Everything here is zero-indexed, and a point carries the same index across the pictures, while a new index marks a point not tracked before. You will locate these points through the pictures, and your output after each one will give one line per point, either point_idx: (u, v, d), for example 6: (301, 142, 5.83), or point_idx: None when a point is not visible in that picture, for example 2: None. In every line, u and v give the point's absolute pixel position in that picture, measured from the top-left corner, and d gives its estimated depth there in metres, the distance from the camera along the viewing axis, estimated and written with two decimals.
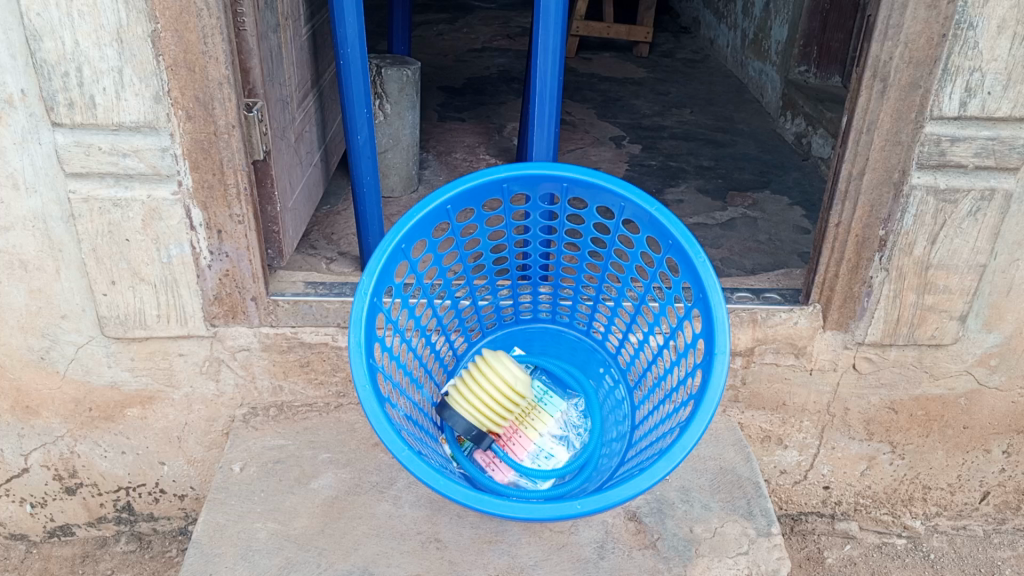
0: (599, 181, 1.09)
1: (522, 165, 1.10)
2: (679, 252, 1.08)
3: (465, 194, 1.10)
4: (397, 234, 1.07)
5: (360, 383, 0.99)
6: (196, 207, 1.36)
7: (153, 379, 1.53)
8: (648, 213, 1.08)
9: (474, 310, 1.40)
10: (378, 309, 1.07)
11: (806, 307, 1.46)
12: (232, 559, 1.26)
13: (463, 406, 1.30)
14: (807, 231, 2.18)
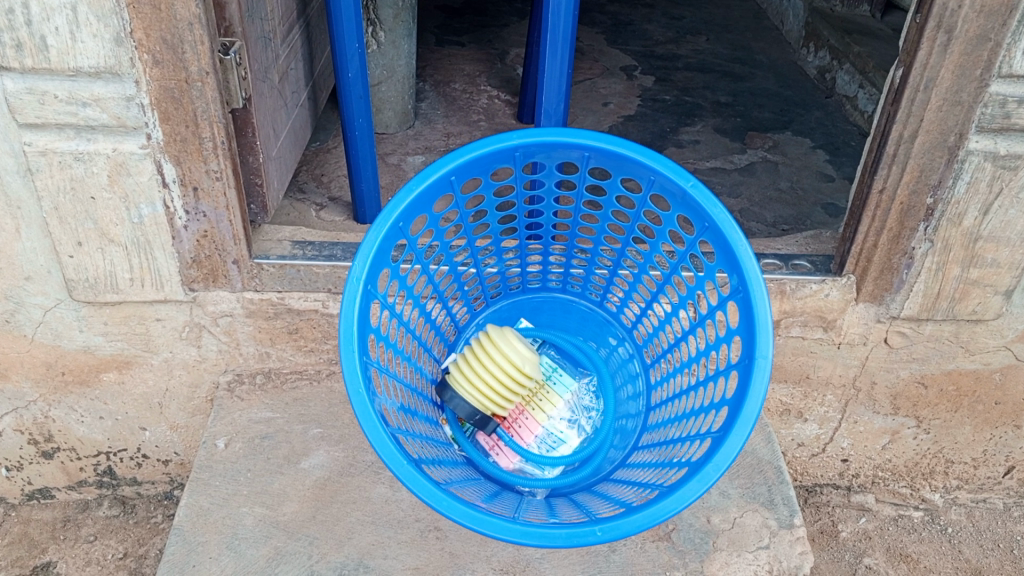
0: (626, 152, 0.96)
1: (537, 131, 0.96)
2: (716, 235, 0.96)
3: (471, 163, 0.97)
4: (393, 211, 0.94)
5: (353, 384, 0.88)
6: (168, 162, 1.21)
7: (129, 344, 1.41)
8: (681, 189, 0.96)
9: (478, 279, 1.29)
10: (371, 295, 0.95)
11: (839, 279, 1.35)
12: (217, 549, 1.17)
13: (464, 390, 1.20)
14: (832, 179, 2.04)
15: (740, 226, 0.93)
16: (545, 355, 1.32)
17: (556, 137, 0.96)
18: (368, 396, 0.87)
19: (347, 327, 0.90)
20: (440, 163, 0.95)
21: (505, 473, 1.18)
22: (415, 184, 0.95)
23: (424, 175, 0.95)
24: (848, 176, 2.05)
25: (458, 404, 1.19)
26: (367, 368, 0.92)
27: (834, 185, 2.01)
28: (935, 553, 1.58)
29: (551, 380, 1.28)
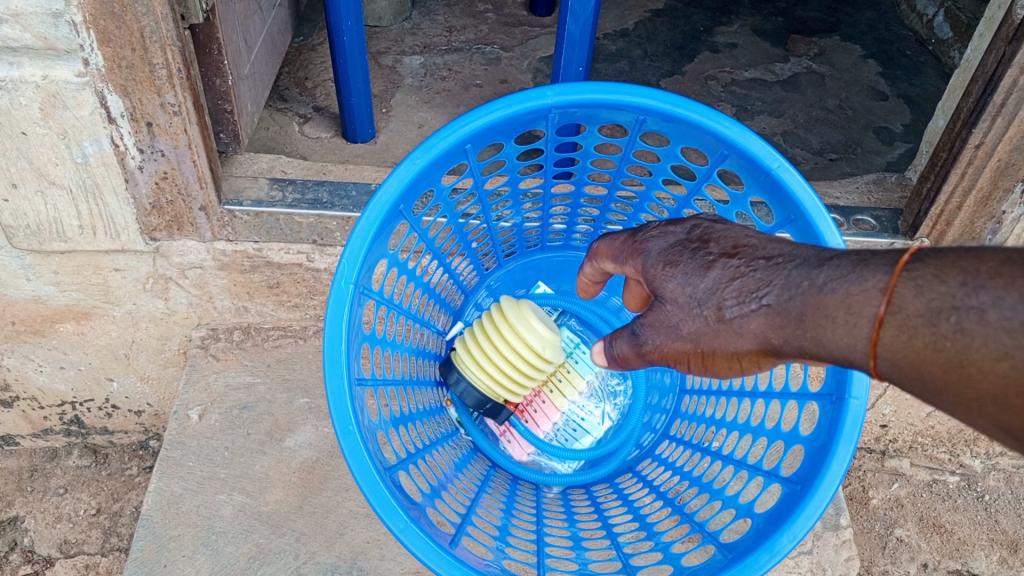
0: (696, 118, 0.75)
1: (579, 85, 0.75)
2: (804, 231, 0.77)
3: (493, 129, 0.76)
4: (393, 189, 0.75)
5: (344, 417, 0.70)
6: (113, 93, 0.99)
7: (86, 295, 1.23)
8: (763, 170, 0.77)
9: (489, 239, 1.10)
10: (365, 294, 0.76)
11: (909, 243, 1.16)
12: (191, 546, 1.03)
13: (471, 376, 1.02)
14: (884, 96, 1.80)
15: (836, 224, 0.75)
16: (565, 328, 1.15)
17: (604, 96, 0.75)
18: (362, 438, 0.69)
19: (335, 346, 0.71)
20: (451, 128, 0.75)
21: (516, 469, 1.04)
22: (419, 155, 0.75)
23: (431, 144, 0.75)
24: (902, 94, 1.81)
25: (464, 390, 1.03)
26: (360, 390, 0.75)
27: (887, 105, 1.77)
28: (970, 522, 1.47)
29: (572, 358, 1.12)
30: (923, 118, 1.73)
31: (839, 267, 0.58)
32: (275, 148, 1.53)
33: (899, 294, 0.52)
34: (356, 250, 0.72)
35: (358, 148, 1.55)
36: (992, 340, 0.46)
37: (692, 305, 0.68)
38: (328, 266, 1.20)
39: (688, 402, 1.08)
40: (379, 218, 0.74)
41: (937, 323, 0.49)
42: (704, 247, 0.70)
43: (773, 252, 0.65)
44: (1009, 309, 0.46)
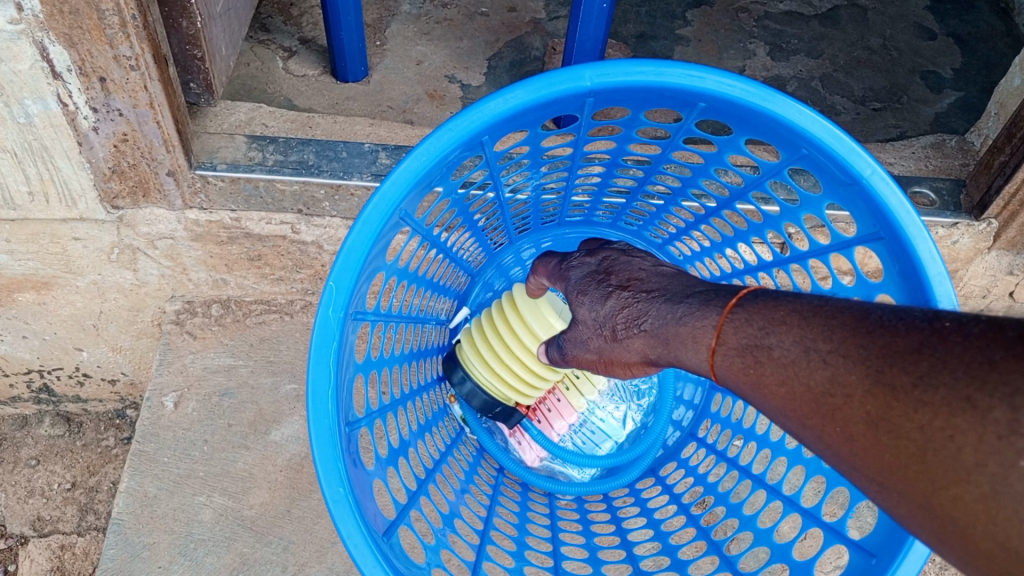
0: (771, 110, 0.68)
1: (630, 67, 0.66)
2: (895, 249, 0.71)
3: (521, 115, 0.66)
4: (400, 191, 0.64)
5: (332, 478, 0.59)
6: (56, 43, 0.82)
7: (44, 264, 1.09)
8: (851, 177, 0.70)
9: (500, 225, 0.99)
10: (358, 318, 0.66)
11: (975, 225, 1.03)
12: (168, 556, 0.95)
13: (475, 373, 0.92)
14: (932, 35, 1.63)
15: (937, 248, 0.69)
16: None
17: (655, 79, 0.66)
18: (357, 513, 0.59)
19: (320, 398, 0.60)
20: (470, 113, 0.64)
21: (526, 475, 0.94)
22: (431, 145, 0.64)
23: (447, 131, 0.65)
24: (952, 32, 1.64)
25: (467, 391, 0.92)
26: (353, 439, 0.64)
27: (935, 45, 1.60)
28: None
29: None
30: (975, 62, 1.57)
31: (693, 304, 0.65)
32: (256, 89, 1.36)
33: (725, 329, 0.61)
34: (347, 274, 0.61)
35: (350, 89, 1.37)
36: (778, 370, 0.56)
37: (595, 324, 0.76)
38: (315, 239, 1.07)
39: (719, 401, 0.98)
40: (374, 235, 0.63)
41: (747, 355, 0.58)
42: (607, 278, 0.78)
43: (654, 286, 0.72)
44: (790, 348, 0.55)
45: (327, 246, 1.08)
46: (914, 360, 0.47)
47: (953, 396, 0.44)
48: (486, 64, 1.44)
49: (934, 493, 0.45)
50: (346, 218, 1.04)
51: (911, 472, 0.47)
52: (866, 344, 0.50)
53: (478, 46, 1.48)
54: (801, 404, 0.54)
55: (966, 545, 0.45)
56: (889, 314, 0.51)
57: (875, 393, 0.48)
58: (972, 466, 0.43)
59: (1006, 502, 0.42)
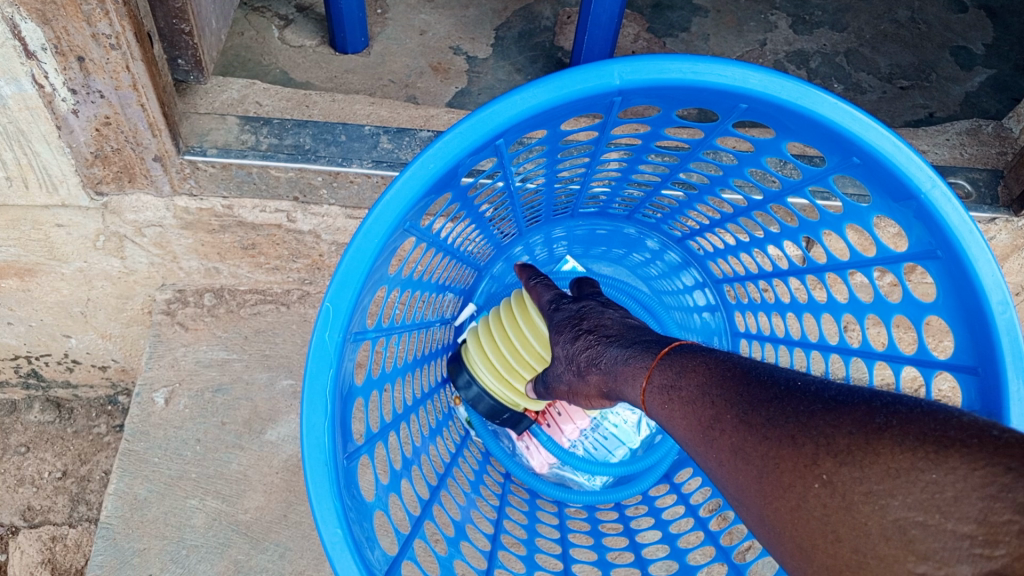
0: (820, 114, 0.64)
1: (667, 66, 0.62)
2: (952, 270, 0.68)
3: (542, 114, 0.64)
4: (404, 204, 0.64)
5: (326, 510, 0.61)
6: (28, 20, 0.75)
7: (27, 251, 1.02)
8: (907, 191, 0.66)
9: (511, 221, 0.95)
10: (356, 337, 0.67)
11: (1013, 220, 0.98)
12: (159, 563, 0.91)
13: (482, 379, 0.89)
14: (963, 7, 1.54)
15: (997, 269, 0.65)
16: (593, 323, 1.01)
17: (691, 77, 0.63)
18: (358, 555, 0.61)
19: (315, 439, 0.62)
20: (488, 110, 0.63)
21: (532, 480, 0.92)
22: (444, 145, 0.63)
23: (463, 130, 0.64)
24: (984, 5, 1.55)
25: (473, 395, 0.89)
26: (349, 459, 0.66)
27: (966, 19, 1.52)
28: None
29: None
30: (1008, 37, 1.49)
31: (643, 349, 0.68)
32: (249, 60, 1.28)
33: (654, 372, 0.64)
34: (345, 293, 0.63)
35: (349, 61, 1.29)
36: (676, 407, 0.60)
37: (566, 360, 0.78)
38: (312, 228, 1.02)
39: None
40: (376, 249, 0.63)
41: (664, 395, 0.61)
42: (578, 320, 0.79)
43: (614, 331, 0.74)
44: (690, 390, 0.59)
45: (325, 236, 1.03)
46: (768, 404, 0.52)
47: (784, 432, 0.50)
48: (493, 34, 1.36)
49: (763, 507, 0.51)
50: (344, 207, 0.98)
51: (752, 490, 0.52)
52: (743, 388, 0.55)
53: (485, 15, 1.39)
54: (685, 428, 0.58)
55: (783, 544, 0.50)
56: (767, 370, 0.56)
57: (737, 428, 0.53)
58: (787, 485, 0.49)
59: (804, 514, 0.47)
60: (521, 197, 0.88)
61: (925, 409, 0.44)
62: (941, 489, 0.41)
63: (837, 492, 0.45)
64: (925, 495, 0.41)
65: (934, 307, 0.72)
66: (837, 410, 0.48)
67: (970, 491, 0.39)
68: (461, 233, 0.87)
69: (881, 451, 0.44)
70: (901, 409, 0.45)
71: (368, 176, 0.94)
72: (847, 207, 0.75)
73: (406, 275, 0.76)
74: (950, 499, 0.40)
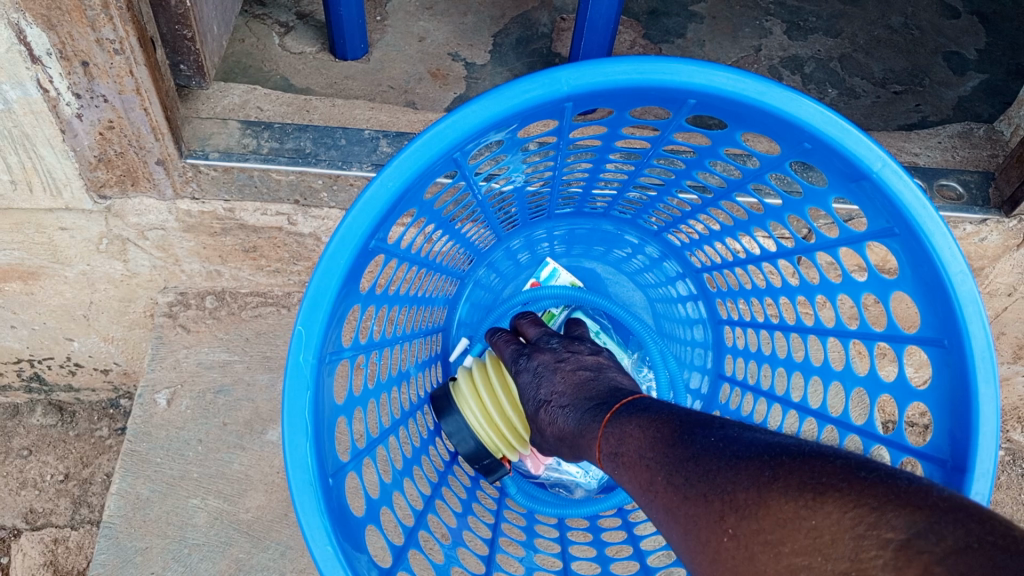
0: (766, 103, 0.66)
1: (611, 64, 0.64)
2: (912, 247, 0.69)
3: (499, 123, 0.66)
4: (370, 222, 0.65)
5: (314, 528, 0.62)
6: (34, 25, 0.76)
7: (30, 254, 1.04)
8: (859, 175, 0.68)
9: (488, 230, 0.97)
10: (332, 358, 0.68)
11: (1004, 221, 0.99)
12: (161, 561, 0.92)
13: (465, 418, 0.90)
14: (956, 13, 1.56)
15: (954, 243, 0.67)
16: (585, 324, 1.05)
17: (640, 76, 0.64)
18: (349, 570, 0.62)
19: (298, 461, 0.63)
20: (441, 127, 0.65)
21: (530, 503, 0.93)
22: (402, 163, 0.65)
23: (419, 147, 0.65)
24: (976, 10, 1.57)
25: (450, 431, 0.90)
26: (335, 479, 0.67)
27: (959, 25, 1.54)
28: None
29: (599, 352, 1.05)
30: (1000, 43, 1.51)
31: (593, 417, 0.70)
32: (251, 67, 1.29)
33: (600, 439, 0.66)
34: (317, 315, 0.64)
35: (349, 67, 1.31)
36: (619, 469, 0.62)
37: (540, 432, 0.81)
38: (312, 230, 1.03)
39: (726, 392, 1.01)
40: (345, 268, 0.65)
41: (611, 462, 0.64)
42: (537, 387, 0.82)
43: (568, 397, 0.76)
44: (629, 452, 0.61)
45: (325, 238, 1.04)
46: (686, 465, 0.54)
47: (698, 491, 0.51)
48: (491, 41, 1.38)
49: (689, 563, 0.51)
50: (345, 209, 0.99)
51: (680, 549, 0.52)
52: (671, 447, 0.57)
53: (483, 22, 1.41)
54: (630, 491, 0.60)
55: None
56: (690, 428, 0.58)
57: (666, 487, 0.55)
58: (704, 541, 0.49)
59: (719, 568, 0.48)
60: (494, 205, 0.90)
61: (804, 458, 0.47)
62: (819, 533, 0.42)
63: (741, 544, 0.46)
64: (807, 541, 0.42)
65: (898, 283, 0.74)
66: (735, 467, 0.50)
67: (843, 532, 0.41)
68: (437, 247, 0.89)
69: (772, 503, 0.45)
70: (786, 460, 0.48)
71: (368, 179, 0.95)
72: (810, 193, 0.77)
73: (381, 293, 0.78)
74: (828, 542, 0.41)
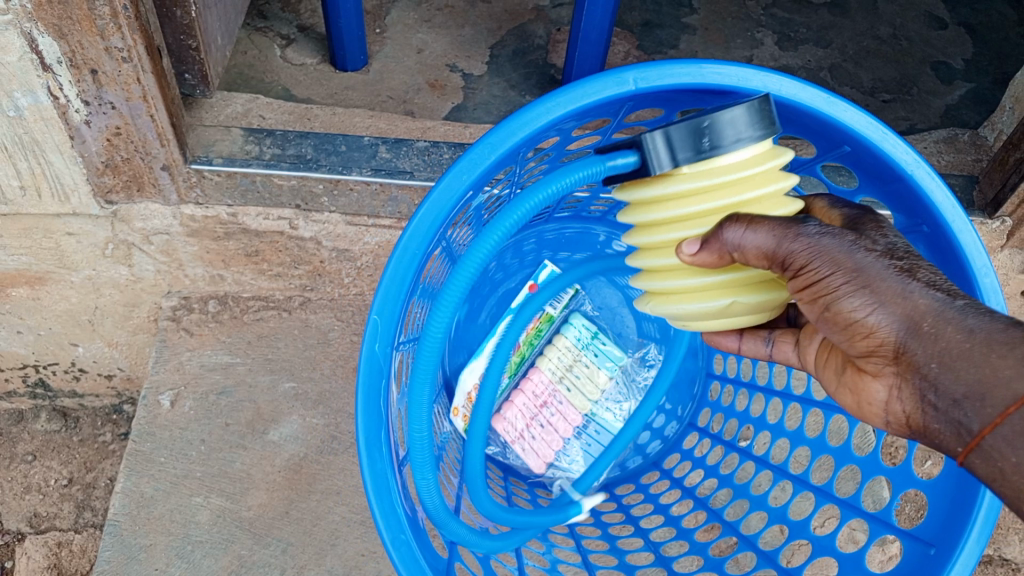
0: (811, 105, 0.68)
1: (670, 65, 0.65)
2: (937, 242, 0.73)
3: (562, 122, 0.66)
4: (432, 218, 0.65)
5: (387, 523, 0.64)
6: (45, 35, 0.79)
7: (37, 259, 1.06)
8: (891, 173, 0.71)
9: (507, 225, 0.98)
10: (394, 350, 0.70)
11: (988, 223, 1.01)
12: (165, 558, 0.94)
13: (746, 149, 0.60)
14: (944, 24, 1.59)
15: (980, 238, 0.70)
16: (579, 315, 1.04)
17: (700, 79, 0.66)
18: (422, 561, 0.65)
19: (372, 450, 0.65)
20: (510, 126, 0.64)
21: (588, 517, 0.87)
22: (468, 162, 0.64)
23: (491, 143, 0.64)
24: (963, 21, 1.61)
25: (694, 126, 0.59)
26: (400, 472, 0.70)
27: (946, 35, 1.57)
28: None
29: (590, 352, 1.01)
30: (987, 52, 1.54)
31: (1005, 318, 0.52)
32: (252, 78, 1.32)
33: None
34: (389, 309, 0.65)
35: (348, 78, 1.33)
36: None
37: (883, 246, 0.56)
38: (313, 235, 1.05)
39: (717, 389, 1.01)
40: (413, 265, 0.65)
41: None
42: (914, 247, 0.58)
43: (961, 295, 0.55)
44: None
45: (326, 242, 1.06)
46: None
47: None
48: (488, 52, 1.41)
49: None
50: (344, 213, 1.02)
51: None
52: None
53: (480, 34, 1.44)
54: None
55: None
56: None
57: None
58: None
59: None
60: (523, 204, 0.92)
61: None
62: None
63: None
64: None
65: None
66: None
67: None
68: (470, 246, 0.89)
69: None
70: None
71: (367, 183, 0.98)
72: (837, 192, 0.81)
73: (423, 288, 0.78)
74: None
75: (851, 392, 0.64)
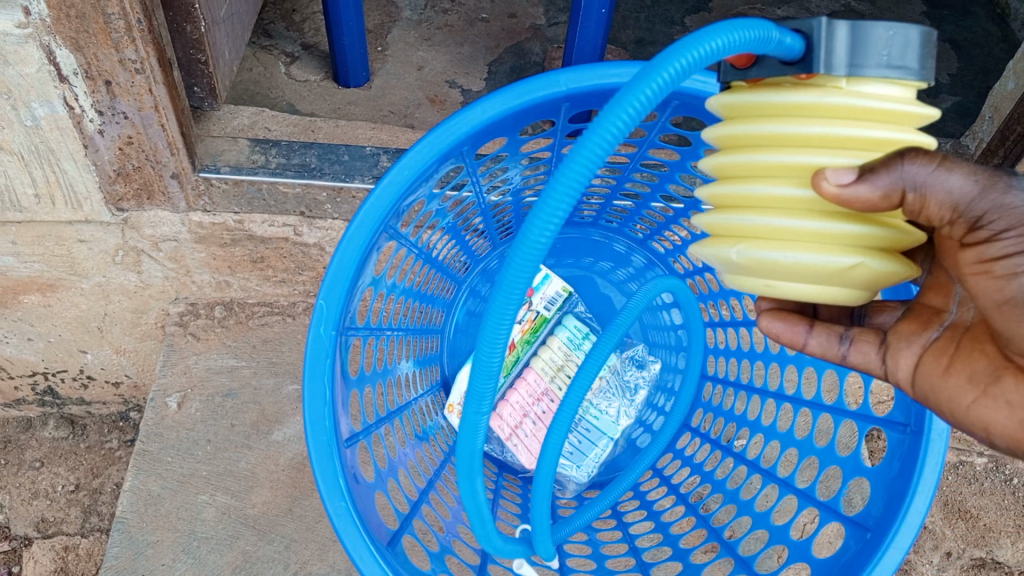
0: None
1: (595, 68, 0.71)
2: None
3: (501, 121, 0.72)
4: (381, 205, 0.70)
5: (333, 499, 0.67)
6: (63, 47, 0.83)
7: (49, 266, 1.10)
8: None
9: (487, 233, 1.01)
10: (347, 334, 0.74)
11: None
12: (172, 554, 0.96)
13: (898, 82, 0.52)
14: None
15: None
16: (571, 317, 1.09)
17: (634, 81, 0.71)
18: (368, 539, 0.67)
19: (316, 420, 0.68)
20: (452, 122, 0.71)
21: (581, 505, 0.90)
22: (414, 155, 0.71)
23: (432, 141, 0.71)
24: (948, 38, 1.65)
25: (866, 32, 0.49)
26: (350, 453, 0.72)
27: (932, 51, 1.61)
28: None
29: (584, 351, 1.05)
30: (971, 67, 1.59)
31: None
32: (257, 93, 1.36)
33: None
34: (334, 295, 0.69)
35: (351, 94, 1.38)
36: None
37: None
38: (317, 241, 1.09)
39: (709, 390, 1.02)
40: (364, 250, 0.70)
41: None
42: None
43: None
44: None
45: (329, 249, 1.10)
46: None
47: None
48: (486, 69, 1.45)
49: None
50: (346, 219, 1.05)
51: None
52: None
53: (479, 52, 1.49)
54: None
55: None
56: None
57: None
58: None
59: None
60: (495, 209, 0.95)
61: None
62: None
63: None
64: None
65: None
66: None
67: None
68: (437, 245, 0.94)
69: None
70: None
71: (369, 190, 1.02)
72: None
73: (389, 282, 0.83)
74: None
75: (1007, 406, 0.57)
